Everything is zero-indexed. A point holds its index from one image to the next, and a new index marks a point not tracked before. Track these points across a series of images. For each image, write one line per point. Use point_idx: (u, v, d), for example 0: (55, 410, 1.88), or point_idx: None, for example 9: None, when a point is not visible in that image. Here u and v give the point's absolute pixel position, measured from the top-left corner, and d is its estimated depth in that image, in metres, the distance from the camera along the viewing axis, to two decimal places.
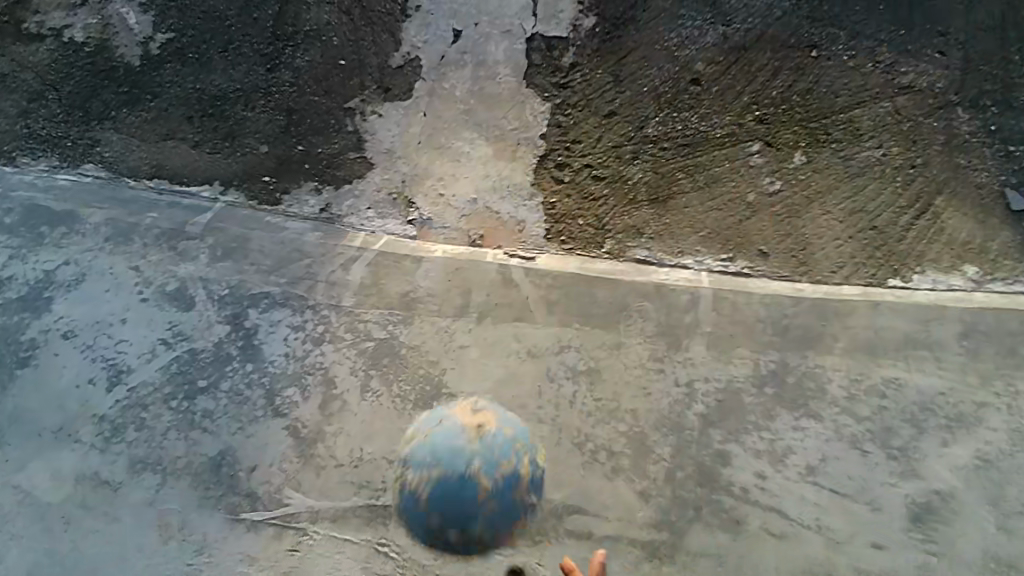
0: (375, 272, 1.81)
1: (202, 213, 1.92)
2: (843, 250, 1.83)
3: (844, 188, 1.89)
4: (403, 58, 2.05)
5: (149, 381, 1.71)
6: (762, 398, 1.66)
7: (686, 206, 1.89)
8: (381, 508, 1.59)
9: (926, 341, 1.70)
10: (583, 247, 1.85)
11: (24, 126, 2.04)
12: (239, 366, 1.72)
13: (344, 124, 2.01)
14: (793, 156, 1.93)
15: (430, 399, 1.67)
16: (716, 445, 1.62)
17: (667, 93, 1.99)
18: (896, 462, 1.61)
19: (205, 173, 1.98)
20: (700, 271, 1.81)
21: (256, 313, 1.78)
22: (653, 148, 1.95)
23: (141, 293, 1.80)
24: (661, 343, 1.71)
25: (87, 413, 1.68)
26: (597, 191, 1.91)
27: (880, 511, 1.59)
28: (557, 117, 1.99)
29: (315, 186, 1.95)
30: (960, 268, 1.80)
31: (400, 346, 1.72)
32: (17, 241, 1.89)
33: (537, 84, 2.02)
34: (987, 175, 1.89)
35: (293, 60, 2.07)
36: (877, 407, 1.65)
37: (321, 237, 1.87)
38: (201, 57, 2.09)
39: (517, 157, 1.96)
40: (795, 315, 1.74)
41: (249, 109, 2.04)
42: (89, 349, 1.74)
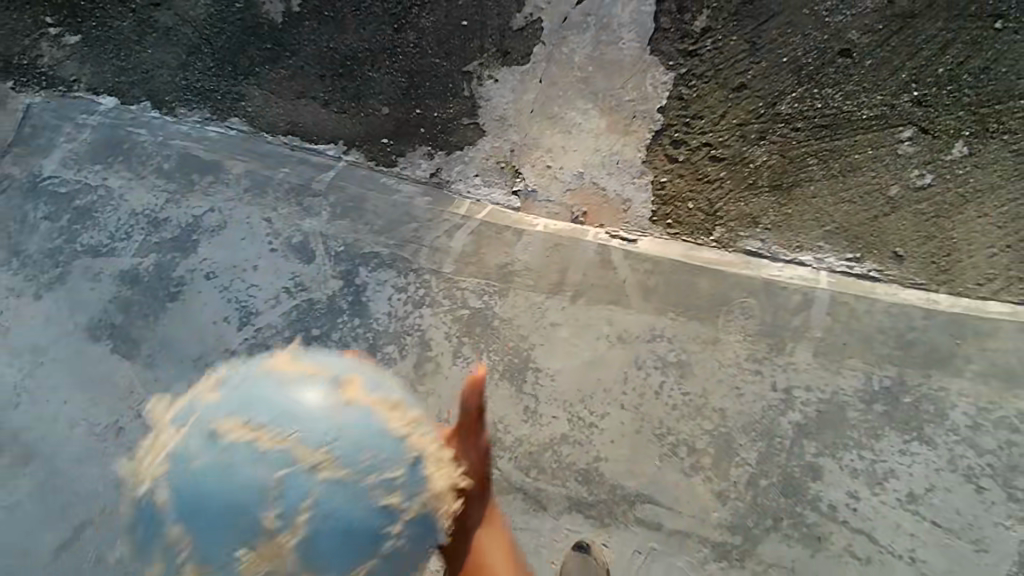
0: (477, 241, 1.85)
1: (327, 171, 2.04)
2: (996, 261, 1.63)
3: (1009, 190, 1.66)
4: (525, 20, 2.01)
5: (272, 324, 1.91)
6: (870, 416, 1.53)
7: (812, 196, 1.74)
8: None
9: None
10: (690, 233, 1.77)
11: (183, 79, 2.24)
12: (348, 320, 1.86)
13: (460, 89, 2.02)
14: (950, 147, 1.70)
15: (516, 371, 1.71)
16: (808, 457, 1.53)
17: (808, 65, 1.80)
18: (1020, 504, 1.45)
19: (332, 131, 2.10)
20: (818, 270, 1.68)
21: (366, 271, 1.90)
22: (783, 128, 1.79)
23: (271, 243, 1.98)
24: (762, 342, 1.62)
25: (220, 348, 1.91)
26: (713, 174, 1.80)
27: (985, 552, 1.44)
28: (679, 89, 1.87)
29: (429, 150, 2.00)
30: None
31: (494, 316, 1.77)
32: (173, 185, 2.11)
33: (662, 51, 1.90)
34: None
35: (418, 21, 2.10)
36: (1004, 441, 1.48)
37: (430, 202, 1.93)
38: (335, 15, 2.17)
39: (631, 131, 1.88)
40: (923, 329, 1.57)
41: (375, 69, 2.11)
42: (226, 290, 1.96)
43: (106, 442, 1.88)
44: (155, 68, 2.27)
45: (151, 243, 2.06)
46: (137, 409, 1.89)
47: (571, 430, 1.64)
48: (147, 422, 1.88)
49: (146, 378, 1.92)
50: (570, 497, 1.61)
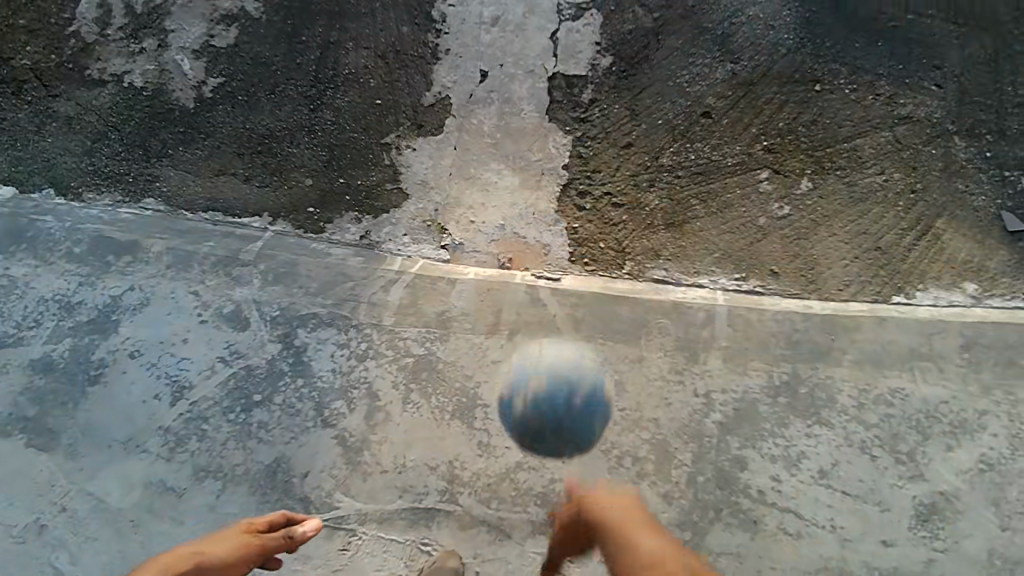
0: (414, 293, 1.97)
1: (254, 242, 2.08)
2: (848, 269, 1.96)
3: (848, 213, 2.03)
4: (434, 97, 2.23)
5: (208, 395, 1.86)
6: (777, 407, 1.78)
7: (700, 230, 2.04)
8: (424, 510, 1.72)
9: (929, 354, 1.81)
10: (604, 268, 2.01)
11: (89, 164, 2.21)
12: (291, 381, 1.86)
13: (381, 158, 2.18)
14: (799, 183, 2.07)
15: (466, 409, 1.81)
16: (734, 450, 1.74)
17: (679, 126, 2.15)
18: (905, 466, 1.71)
19: (255, 205, 2.15)
20: (714, 290, 1.95)
21: (304, 333, 1.92)
22: (668, 177, 2.10)
23: (201, 315, 1.96)
24: (680, 355, 1.84)
25: (152, 426, 1.83)
26: (616, 217, 2.06)
27: (888, 510, 1.68)
28: (578, 149, 2.15)
29: (356, 215, 2.11)
30: (961, 284, 1.94)
31: (438, 361, 1.87)
32: (86, 268, 2.05)
33: (558, 118, 2.18)
34: (985, 199, 2.03)
35: (333, 101, 2.25)
36: (883, 415, 1.75)
37: (363, 262, 2.03)
38: (249, 99, 2.27)
39: (542, 186, 2.12)
40: (805, 330, 1.86)
41: (293, 145, 2.21)
42: (154, 366, 1.90)
43: (27, 544, 1.74)
44: (57, 156, 2.22)
45: (65, 327, 1.97)
46: (61, 504, 1.76)
47: (526, 457, 1.75)
48: (74, 515, 1.75)
49: (68, 469, 1.80)
50: (532, 520, 1.70)
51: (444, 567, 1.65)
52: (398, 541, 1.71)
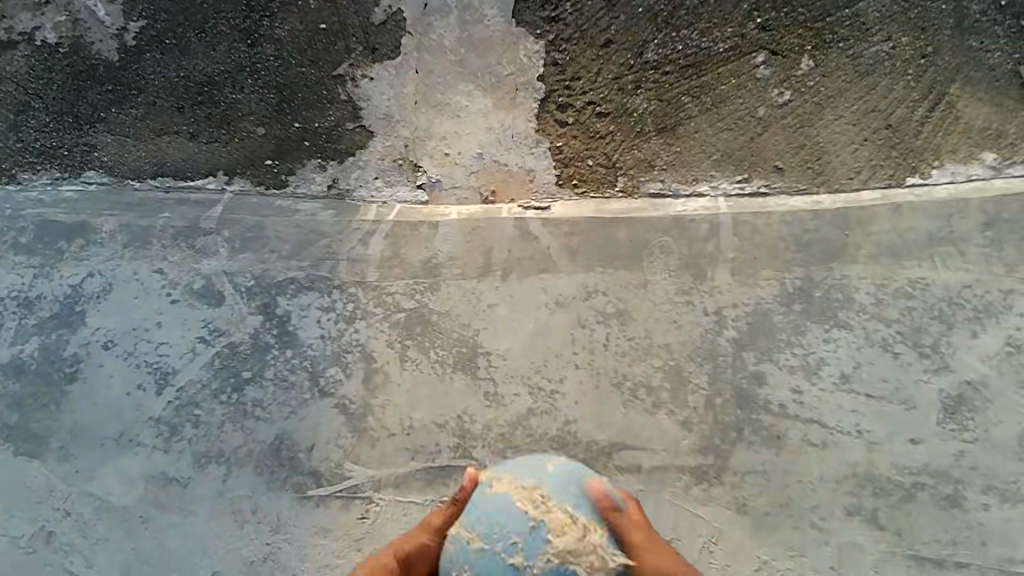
0: (395, 243, 1.82)
1: (213, 208, 1.90)
2: (859, 154, 1.81)
3: (854, 91, 1.85)
4: (385, 13, 1.97)
5: (196, 378, 1.76)
6: (792, 315, 1.67)
7: (697, 132, 1.86)
8: (438, 469, 1.67)
9: (950, 238, 1.69)
10: (596, 188, 1.84)
11: (17, 141, 1.99)
12: (279, 353, 1.76)
13: (336, 94, 1.96)
14: (799, 63, 1.87)
15: (467, 360, 1.71)
16: (751, 367, 1.66)
17: (662, 12, 1.91)
18: (930, 359, 1.63)
19: (207, 164, 1.95)
20: (716, 198, 1.80)
21: (285, 300, 1.80)
22: (655, 75, 1.89)
23: (171, 295, 1.83)
24: (686, 274, 1.73)
25: (143, 417, 1.75)
26: (603, 129, 1.87)
27: (915, 408, 1.61)
28: (553, 55, 1.92)
29: (319, 162, 1.92)
30: (978, 156, 1.78)
31: (431, 313, 1.75)
32: (37, 259, 1.89)
33: (527, 21, 1.94)
34: (1001, 56, 1.84)
35: (272, 32, 1.99)
36: (905, 309, 1.66)
37: (335, 214, 1.86)
38: (179, 41, 2.01)
39: (517, 103, 1.91)
40: (817, 229, 1.73)
41: (237, 90, 1.98)
42: (132, 356, 1.79)
43: (39, 551, 1.70)
44: None
45: (30, 326, 1.84)
46: (65, 507, 1.71)
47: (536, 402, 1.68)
48: (81, 517, 1.71)
49: (65, 472, 1.73)
50: None
51: None
52: (417, 502, 1.66)
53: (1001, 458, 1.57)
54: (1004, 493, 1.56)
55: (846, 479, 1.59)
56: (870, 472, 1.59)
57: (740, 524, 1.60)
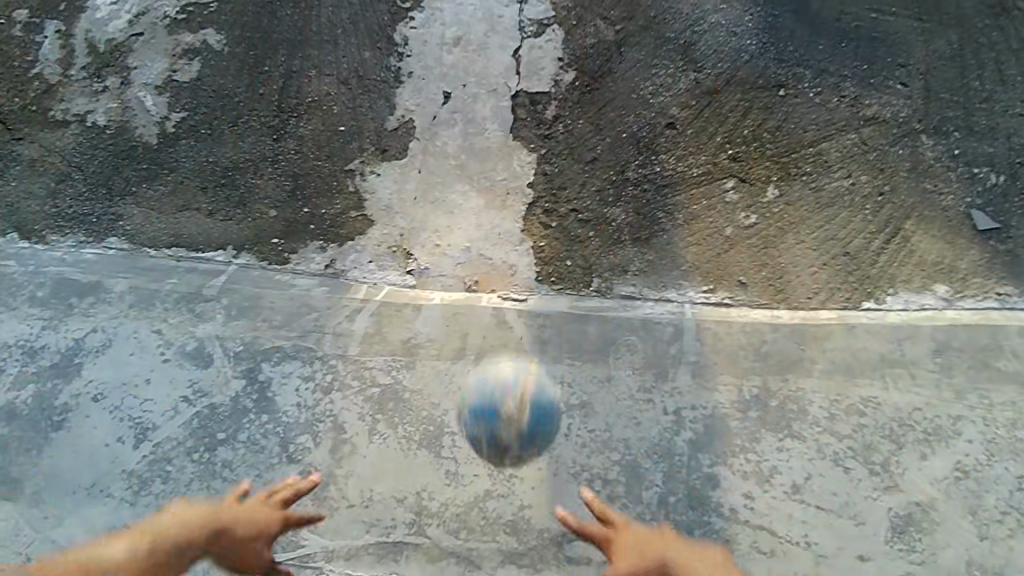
0: (378, 321, 1.95)
1: (217, 277, 2.06)
2: (818, 277, 1.93)
3: (814, 220, 2.00)
4: (398, 121, 2.22)
5: (173, 436, 1.83)
6: (746, 423, 1.74)
7: (667, 243, 2.01)
8: (391, 544, 1.69)
9: (901, 360, 1.78)
10: (573, 286, 1.97)
11: (54, 206, 2.20)
12: (255, 418, 1.84)
13: (345, 185, 2.16)
14: (765, 191, 2.05)
15: (433, 439, 1.78)
16: (705, 469, 1.70)
17: (643, 138, 2.13)
18: (880, 476, 1.66)
19: (218, 239, 2.13)
20: (681, 305, 1.92)
21: (269, 366, 1.90)
22: (634, 190, 2.08)
23: (163, 354, 1.94)
24: (649, 373, 1.81)
25: (116, 470, 1.81)
26: (583, 234, 2.03)
27: (864, 524, 1.63)
28: (543, 166, 2.13)
29: (321, 244, 2.09)
30: (932, 287, 1.90)
31: (404, 390, 1.84)
32: (49, 312, 2.04)
33: (523, 136, 2.17)
34: (953, 198, 2.00)
35: (296, 129, 2.23)
36: (856, 425, 1.72)
37: (328, 291, 2.01)
38: (213, 131, 2.26)
39: (507, 205, 2.10)
40: (773, 341, 1.83)
41: (257, 176, 2.20)
42: (117, 410, 1.87)
43: None
44: (23, 200, 2.21)
45: (29, 373, 1.95)
46: (26, 553, 1.74)
47: (494, 485, 1.72)
48: (40, 565, 1.73)
49: (34, 518, 1.77)
50: (502, 550, 1.67)
51: None
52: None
53: None
54: None
55: None
56: None
57: None
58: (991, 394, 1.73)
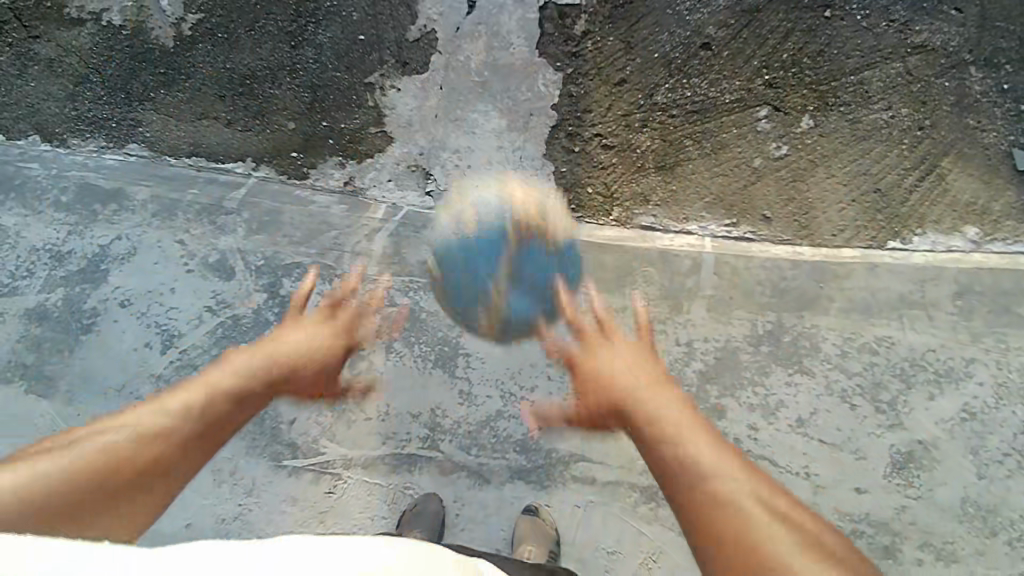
0: (396, 243, 1.97)
1: (237, 189, 2.06)
2: (846, 214, 1.88)
3: (848, 154, 1.94)
4: (420, 31, 2.17)
5: (198, 343, 1.89)
6: (758, 356, 1.75)
7: (692, 173, 1.97)
8: (406, 456, 1.76)
9: (920, 301, 1.76)
10: (592, 214, 1.97)
11: (73, 109, 2.19)
12: (277, 330, 1.88)
13: (365, 100, 2.14)
14: (799, 120, 1.98)
15: (448, 358, 1.83)
16: (713, 400, 1.73)
17: (676, 59, 2.05)
18: (885, 414, 1.67)
19: (237, 149, 2.13)
20: (702, 237, 1.90)
21: (289, 282, 1.93)
22: (661, 116, 2.02)
23: (187, 265, 1.96)
24: (663, 305, 1.82)
25: (145, 373, 1.87)
26: (606, 160, 2.01)
27: (864, 458, 1.64)
28: (569, 87, 2.07)
29: (340, 160, 2.09)
30: (961, 228, 1.84)
31: (421, 310, 1.89)
32: (74, 217, 2.06)
33: (549, 53, 2.10)
34: (995, 135, 1.91)
35: (315, 37, 2.20)
36: (868, 364, 1.71)
37: (347, 209, 2.02)
38: (230, 36, 2.22)
39: (529, 126, 2.06)
40: (793, 277, 1.81)
41: (276, 86, 2.18)
42: (144, 316, 1.92)
43: None
44: (42, 101, 2.20)
45: (57, 277, 1.99)
46: None
47: (506, 405, 1.78)
48: None
49: (69, 414, 1.85)
50: (510, 467, 1.74)
51: (427, 512, 1.67)
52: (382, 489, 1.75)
53: (941, 518, 1.59)
54: (939, 552, 1.57)
55: None
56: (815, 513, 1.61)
57: (680, 544, 1.66)
58: (1009, 338, 1.71)
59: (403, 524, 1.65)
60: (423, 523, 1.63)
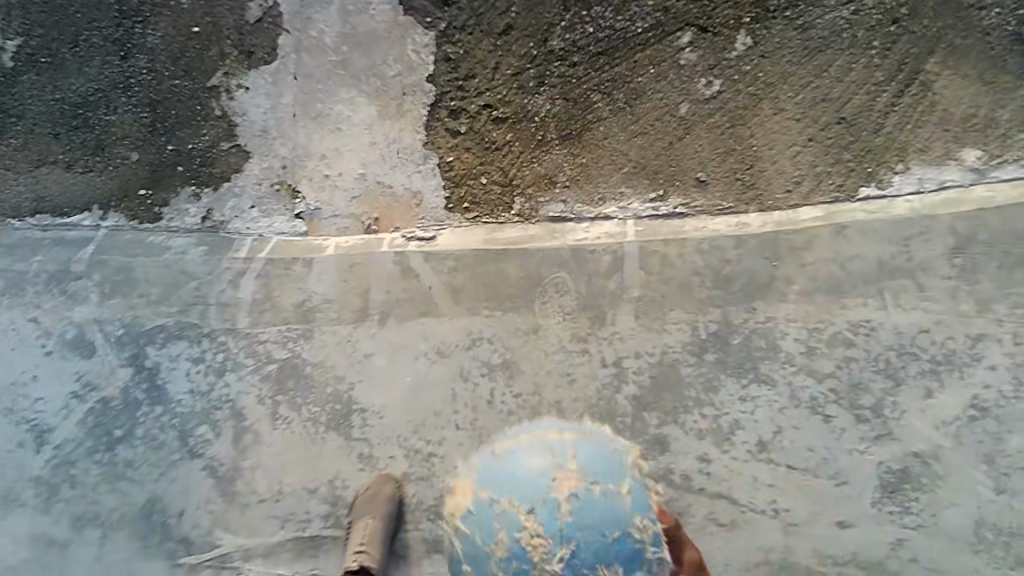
0: (267, 285, 1.65)
1: (85, 247, 1.77)
2: (801, 159, 1.46)
3: (801, 75, 1.47)
4: (261, 9, 1.73)
5: (71, 437, 1.67)
6: (704, 367, 1.41)
7: (605, 139, 1.55)
8: (309, 537, 1.55)
9: (907, 268, 1.38)
10: (489, 212, 1.60)
11: None
12: (149, 410, 1.64)
13: (211, 109, 1.76)
14: (733, 41, 1.50)
15: (342, 419, 1.55)
16: (653, 430, 1.41)
17: None
18: (869, 425, 1.34)
19: (83, 198, 1.80)
20: (625, 223, 1.52)
21: (154, 351, 1.66)
22: (562, 66, 1.57)
23: (44, 347, 1.72)
24: (583, 317, 1.48)
25: (22, 478, 1.68)
26: (499, 138, 1.60)
27: (844, 484, 1.34)
28: (444, 48, 1.64)
29: (194, 190, 1.75)
30: (958, 153, 1.42)
31: (304, 365, 1.59)
32: None
33: (415, 7, 1.66)
34: (1000, 12, 1.42)
35: (144, 40, 1.78)
36: (842, 359, 1.37)
37: (207, 253, 1.71)
38: (53, 59, 1.81)
39: (404, 110, 1.66)
40: (738, 260, 1.44)
41: (111, 111, 1.80)
42: (10, 414, 1.70)
43: None
44: None
45: None
46: None
47: (413, 465, 1.51)
48: None
49: None
50: (425, 537, 1.50)
51: (380, 498, 1.47)
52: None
53: (929, 543, 1.31)
54: None
55: (755, 568, 1.35)
56: (783, 556, 1.34)
57: None
58: None
59: (355, 511, 1.47)
60: (376, 511, 1.45)
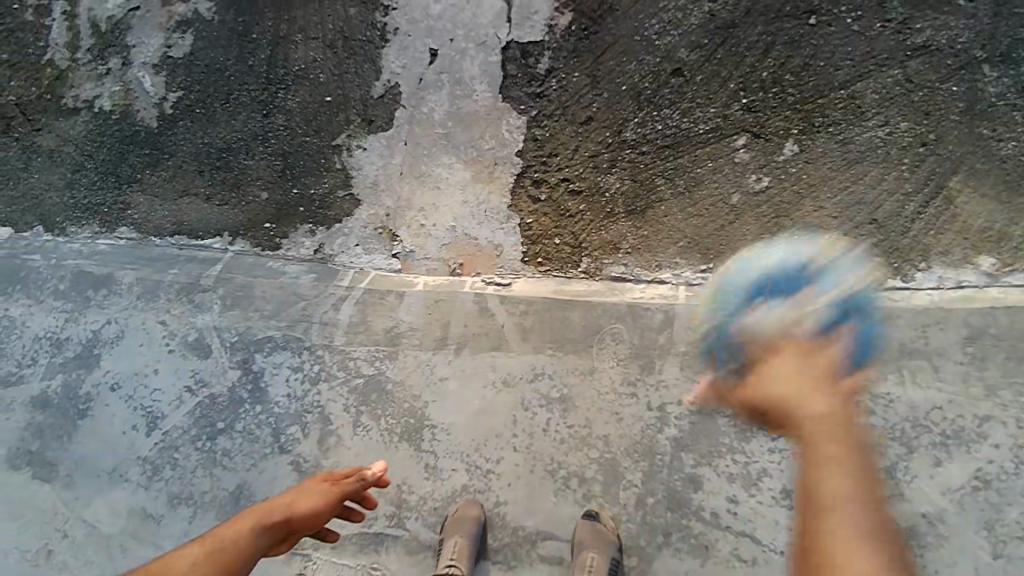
0: (363, 311, 1.94)
1: (213, 266, 2.10)
2: (836, 250, 1.70)
3: (840, 179, 1.74)
4: (384, 87, 2.08)
5: (179, 424, 1.94)
6: (739, 419, 1.63)
7: (665, 216, 1.82)
8: (372, 535, 1.74)
9: (926, 351, 1.58)
10: (560, 267, 1.87)
11: (71, 197, 2.20)
12: (250, 408, 1.91)
13: (332, 162, 2.08)
14: (781, 147, 1.78)
15: (414, 432, 1.79)
16: (688, 469, 1.62)
17: (645, 90, 1.88)
18: (884, 484, 1.53)
19: (216, 224, 2.13)
20: (677, 287, 1.79)
21: (261, 357, 1.95)
22: (631, 154, 1.87)
23: (169, 345, 2.02)
24: (633, 365, 1.72)
25: (132, 456, 1.94)
26: (574, 207, 1.88)
27: None
28: (533, 131, 1.96)
29: (310, 226, 2.06)
30: (974, 259, 1.64)
31: (387, 382, 1.85)
32: (71, 304, 2.13)
33: (512, 96, 1.99)
34: (1015, 144, 1.67)
35: (284, 103, 2.12)
36: (863, 425, 1.57)
37: (315, 280, 2.02)
38: (207, 111, 2.17)
39: (494, 177, 1.97)
40: None
41: (249, 156, 2.14)
42: (131, 399, 1.99)
43: (39, 568, 1.90)
44: (44, 191, 2.21)
45: (57, 363, 2.07)
46: (63, 530, 1.92)
47: (471, 479, 1.72)
48: (73, 541, 1.91)
49: (68, 498, 1.94)
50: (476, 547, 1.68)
51: (466, 517, 1.64)
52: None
53: None
54: None
55: None
56: None
57: None
58: None
59: (445, 530, 1.64)
60: (463, 529, 1.62)
